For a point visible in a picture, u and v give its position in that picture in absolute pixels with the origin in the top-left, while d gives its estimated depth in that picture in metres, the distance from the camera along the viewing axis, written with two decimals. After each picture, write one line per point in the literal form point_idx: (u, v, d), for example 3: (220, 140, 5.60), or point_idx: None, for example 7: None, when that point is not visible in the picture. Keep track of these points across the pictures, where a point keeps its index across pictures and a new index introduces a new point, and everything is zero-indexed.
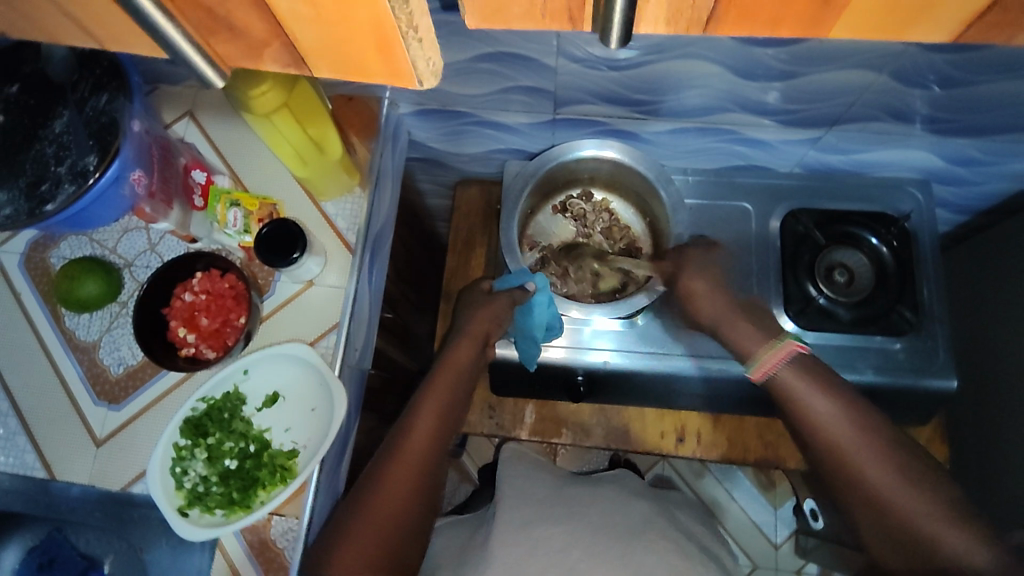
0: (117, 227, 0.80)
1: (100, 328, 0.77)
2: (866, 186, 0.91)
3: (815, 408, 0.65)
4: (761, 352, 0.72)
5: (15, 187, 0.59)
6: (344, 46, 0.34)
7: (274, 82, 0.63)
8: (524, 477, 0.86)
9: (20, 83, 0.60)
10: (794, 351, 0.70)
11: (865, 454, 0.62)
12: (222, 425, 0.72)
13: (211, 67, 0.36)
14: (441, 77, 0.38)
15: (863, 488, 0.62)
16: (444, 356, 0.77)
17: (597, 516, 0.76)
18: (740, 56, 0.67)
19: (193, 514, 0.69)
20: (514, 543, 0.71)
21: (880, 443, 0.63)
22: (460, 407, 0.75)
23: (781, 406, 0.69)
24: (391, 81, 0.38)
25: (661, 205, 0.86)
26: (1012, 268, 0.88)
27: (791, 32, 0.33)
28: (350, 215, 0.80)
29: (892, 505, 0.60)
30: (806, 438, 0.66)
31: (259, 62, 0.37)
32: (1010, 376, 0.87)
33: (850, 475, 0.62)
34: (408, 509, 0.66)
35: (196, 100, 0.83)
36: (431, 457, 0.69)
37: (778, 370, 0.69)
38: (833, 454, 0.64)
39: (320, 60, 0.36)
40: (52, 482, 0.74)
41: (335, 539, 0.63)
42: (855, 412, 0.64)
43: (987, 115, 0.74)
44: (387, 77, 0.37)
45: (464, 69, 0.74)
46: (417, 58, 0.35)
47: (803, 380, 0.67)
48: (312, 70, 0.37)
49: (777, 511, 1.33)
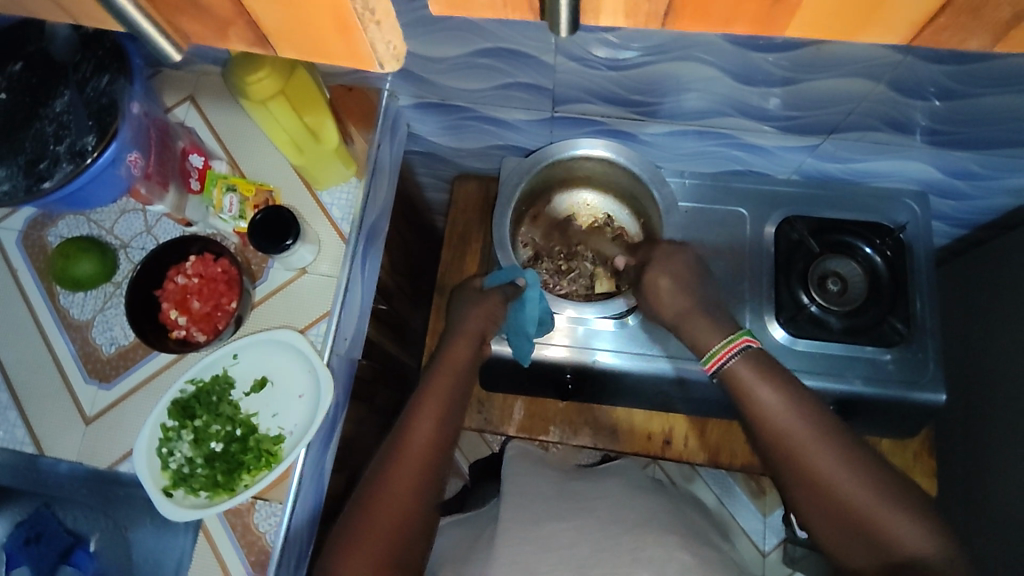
0: (115, 208, 0.81)
1: (94, 308, 0.78)
2: (862, 196, 0.91)
3: (766, 400, 0.65)
4: (715, 345, 0.71)
5: (14, 164, 0.60)
6: (308, 37, 0.45)
7: (272, 69, 0.64)
8: (527, 477, 0.85)
9: (23, 61, 0.61)
10: (743, 346, 0.69)
11: (814, 444, 0.62)
12: (209, 408, 0.73)
13: (168, 38, 0.45)
14: (393, 63, 0.52)
15: (816, 481, 0.61)
16: (442, 356, 0.77)
17: (602, 512, 0.75)
18: (738, 60, 0.67)
19: (178, 495, 0.70)
20: (516, 541, 0.70)
21: (829, 434, 0.63)
22: (460, 406, 0.74)
23: (736, 401, 0.68)
24: (354, 63, 0.49)
25: (654, 206, 0.86)
26: (1006, 284, 0.88)
27: (745, 25, 0.44)
28: (345, 204, 0.80)
29: (846, 498, 0.60)
30: (758, 431, 0.66)
31: (229, 42, 0.47)
32: (1000, 392, 0.87)
33: (801, 468, 0.62)
34: (413, 510, 0.66)
35: (198, 85, 0.84)
36: (434, 456, 0.69)
37: (730, 363, 0.69)
38: (785, 447, 0.63)
39: (288, 44, 0.46)
40: (41, 457, 0.75)
41: (342, 541, 0.64)
42: (801, 403, 0.65)
43: (986, 129, 0.74)
44: (350, 60, 0.49)
45: (463, 64, 0.74)
46: (375, 42, 0.47)
47: (749, 376, 0.67)
48: (278, 50, 0.47)
49: (766, 519, 1.33)
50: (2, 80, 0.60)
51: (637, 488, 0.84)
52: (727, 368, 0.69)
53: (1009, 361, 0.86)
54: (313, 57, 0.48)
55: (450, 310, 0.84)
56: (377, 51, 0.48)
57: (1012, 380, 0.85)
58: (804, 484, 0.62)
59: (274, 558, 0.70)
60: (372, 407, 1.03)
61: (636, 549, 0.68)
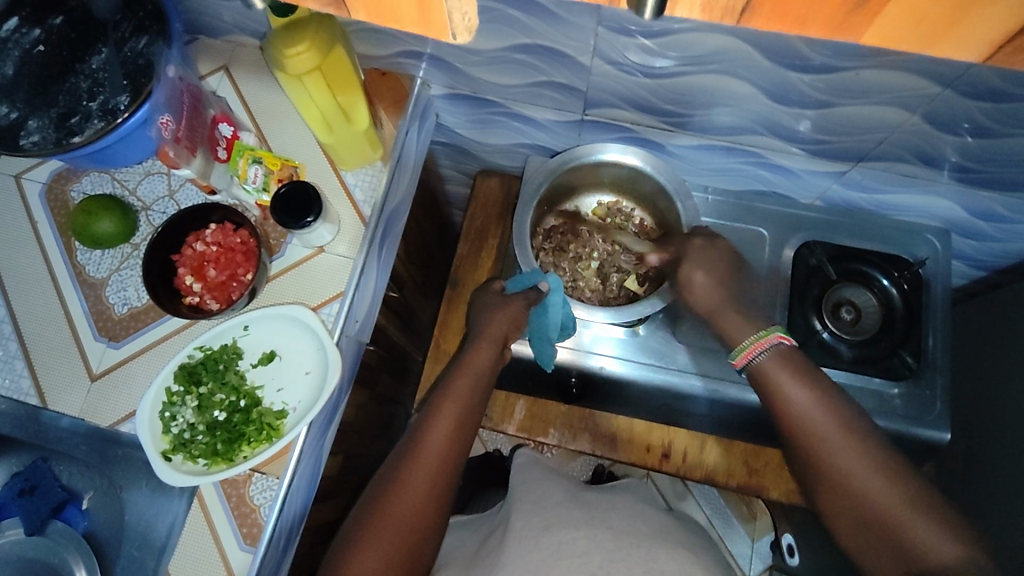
0: (140, 169, 0.81)
1: (110, 266, 0.78)
2: (885, 227, 0.91)
3: (796, 397, 0.64)
4: (746, 339, 0.70)
5: (46, 117, 0.61)
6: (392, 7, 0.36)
7: (313, 43, 0.64)
8: (541, 485, 0.84)
9: (65, 16, 0.63)
10: (777, 343, 0.68)
11: (841, 443, 0.61)
12: (215, 376, 0.73)
13: None
14: (470, 33, 0.40)
15: (840, 482, 0.60)
16: (462, 358, 0.76)
17: (615, 523, 0.74)
18: (775, 79, 0.67)
19: (176, 459, 0.70)
20: (525, 549, 0.69)
21: (859, 435, 0.61)
22: (478, 410, 0.74)
23: (765, 400, 0.67)
24: (420, 27, 0.38)
25: (676, 216, 0.86)
26: (1019, 330, 0.88)
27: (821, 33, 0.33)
28: (369, 186, 0.81)
29: (868, 500, 0.59)
30: (785, 431, 0.65)
31: None
32: (999, 437, 0.86)
33: (827, 466, 0.61)
34: (428, 513, 0.66)
35: (233, 56, 0.84)
36: (452, 461, 0.69)
37: (759, 359, 0.68)
38: (812, 445, 0.62)
39: (358, 2, 0.36)
40: (43, 409, 0.75)
41: (355, 538, 0.64)
42: (832, 401, 0.64)
43: (1015, 171, 0.74)
44: (417, 22, 0.37)
45: (499, 58, 0.74)
46: (453, 11, 0.37)
47: (778, 371, 0.66)
48: (350, 12, 0.37)
49: (755, 544, 1.32)
50: (42, 33, 0.63)
51: (643, 502, 0.83)
52: (755, 364, 0.68)
53: (1013, 409, 0.85)
54: (389, 21, 0.38)
55: (471, 313, 0.84)
56: (456, 24, 0.38)
57: (1014, 428, 0.84)
58: (828, 484, 0.61)
59: (266, 534, 0.69)
60: (375, 393, 1.04)
61: (647, 561, 0.67)
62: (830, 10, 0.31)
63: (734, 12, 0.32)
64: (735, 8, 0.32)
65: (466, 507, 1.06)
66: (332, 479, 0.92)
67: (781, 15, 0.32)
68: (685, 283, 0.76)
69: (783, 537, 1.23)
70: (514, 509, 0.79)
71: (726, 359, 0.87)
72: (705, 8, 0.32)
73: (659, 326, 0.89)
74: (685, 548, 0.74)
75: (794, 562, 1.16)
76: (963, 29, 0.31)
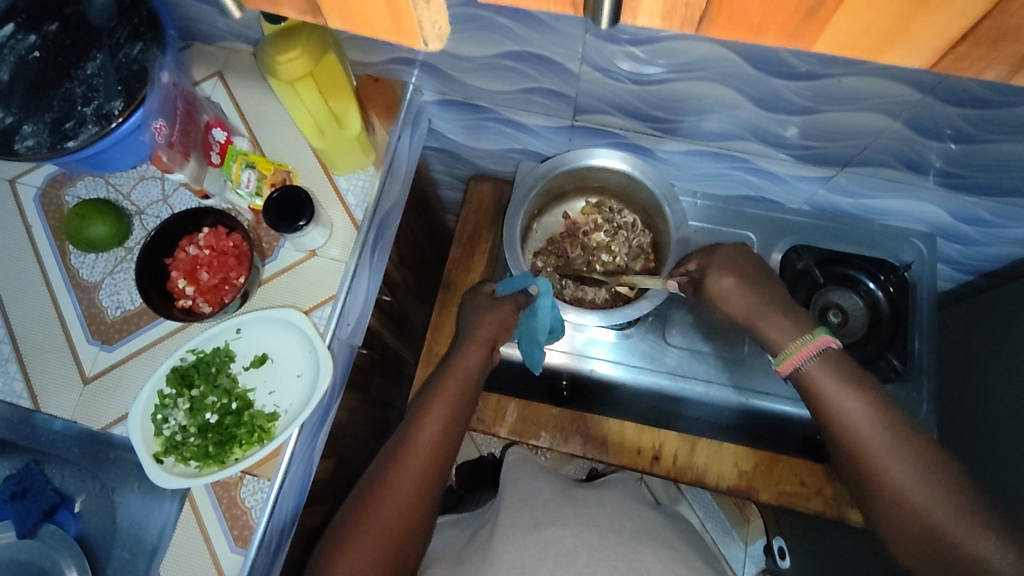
0: (134, 174, 0.82)
1: (104, 270, 0.79)
2: (870, 232, 0.92)
3: (847, 408, 0.63)
4: (792, 342, 0.68)
5: (41, 122, 0.61)
6: (361, 7, 0.36)
7: (304, 50, 0.65)
8: (530, 483, 0.85)
9: (59, 23, 0.64)
10: (825, 346, 0.67)
11: (890, 450, 0.61)
12: (207, 378, 0.73)
13: None
14: (443, 40, 0.41)
15: (885, 487, 0.61)
16: (451, 361, 0.76)
17: (602, 520, 0.75)
18: (759, 86, 0.68)
19: (168, 462, 0.71)
20: (514, 545, 0.70)
21: (911, 443, 0.61)
22: (467, 413, 0.74)
23: (809, 403, 0.67)
24: (396, 40, 0.39)
25: (664, 221, 0.87)
26: (1003, 333, 0.89)
27: (776, 40, 0.34)
28: (361, 191, 0.81)
29: (918, 506, 0.59)
30: (829, 435, 0.65)
31: None
32: (983, 438, 0.88)
33: (872, 471, 0.61)
34: (418, 513, 0.67)
35: (228, 61, 0.85)
36: (440, 461, 0.70)
37: (806, 365, 0.67)
38: (858, 449, 0.62)
39: (334, 12, 0.37)
40: (35, 412, 0.75)
41: (345, 535, 0.64)
42: (883, 410, 0.63)
43: (997, 176, 0.75)
44: (392, 33, 0.39)
45: (488, 64, 0.75)
46: (424, 20, 0.37)
47: (827, 378, 0.65)
48: (326, 21, 0.38)
49: (748, 548, 1.33)
50: (37, 39, 0.63)
51: (632, 501, 0.84)
52: (802, 370, 0.67)
53: (1000, 412, 0.86)
54: (367, 30, 0.39)
55: (461, 316, 0.84)
56: (427, 31, 0.39)
57: (999, 430, 0.85)
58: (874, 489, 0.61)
59: (255, 537, 0.70)
60: (367, 397, 1.04)
61: (634, 560, 0.69)
62: (783, 18, 0.32)
63: (693, 21, 0.33)
64: (693, 18, 0.33)
65: (457, 509, 1.06)
66: (323, 482, 0.92)
67: (736, 26, 0.33)
68: (716, 291, 0.74)
69: (776, 541, 1.23)
70: (502, 507, 0.80)
71: (716, 362, 0.88)
72: (666, 16, 0.33)
73: (648, 330, 0.90)
74: (671, 548, 0.74)
75: (786, 565, 1.17)
76: (911, 36, 0.32)
